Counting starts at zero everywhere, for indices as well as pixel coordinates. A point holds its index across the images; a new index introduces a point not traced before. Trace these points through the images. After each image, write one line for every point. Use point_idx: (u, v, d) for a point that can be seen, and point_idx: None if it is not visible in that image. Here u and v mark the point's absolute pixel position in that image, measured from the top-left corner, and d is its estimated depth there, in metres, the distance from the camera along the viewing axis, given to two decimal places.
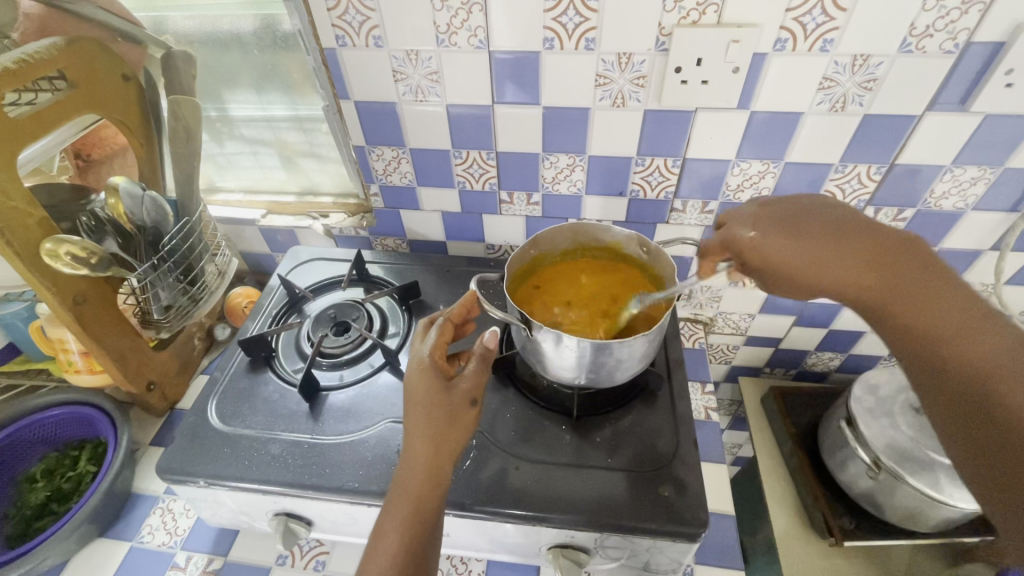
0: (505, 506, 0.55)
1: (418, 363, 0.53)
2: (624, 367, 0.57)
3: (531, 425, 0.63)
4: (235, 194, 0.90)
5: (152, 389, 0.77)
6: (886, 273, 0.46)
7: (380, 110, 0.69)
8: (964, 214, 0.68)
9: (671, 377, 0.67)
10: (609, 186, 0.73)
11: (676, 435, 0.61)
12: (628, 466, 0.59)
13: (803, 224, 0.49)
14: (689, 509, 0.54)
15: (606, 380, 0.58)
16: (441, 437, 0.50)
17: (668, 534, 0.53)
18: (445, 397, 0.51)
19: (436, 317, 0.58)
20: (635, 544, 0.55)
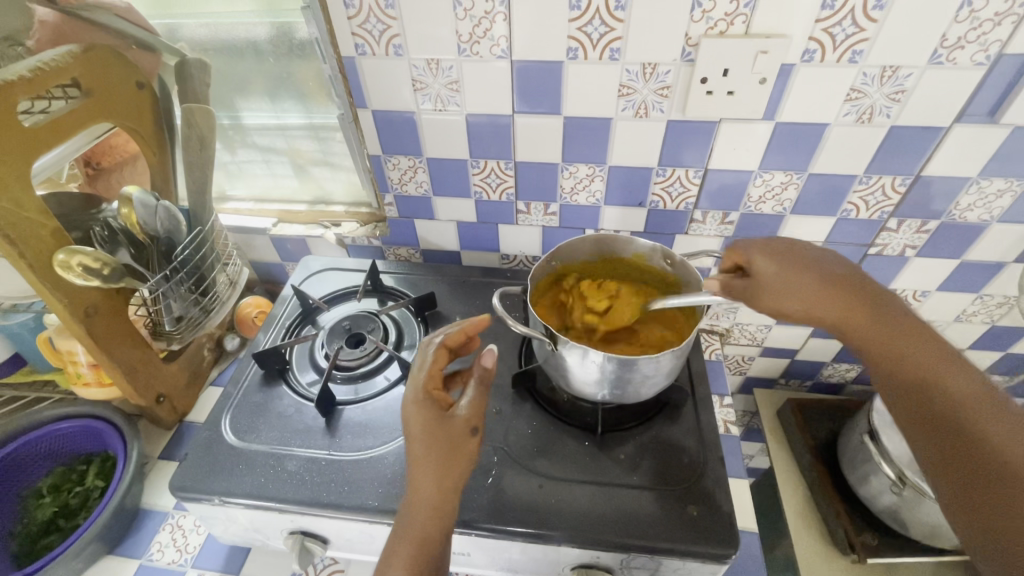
0: (528, 526, 0.54)
1: (413, 400, 0.50)
2: (649, 383, 0.56)
3: (552, 441, 0.61)
4: (246, 202, 0.89)
5: (161, 401, 0.75)
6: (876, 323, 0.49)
7: (398, 119, 0.68)
8: (988, 226, 0.67)
9: (694, 391, 0.66)
10: (628, 196, 0.72)
11: (701, 453, 0.60)
12: (653, 483, 0.57)
13: (804, 266, 0.52)
14: (718, 530, 0.53)
15: (629, 396, 0.57)
16: (444, 472, 0.48)
17: (697, 555, 0.52)
18: (443, 430, 0.49)
19: (427, 341, 0.54)
20: (662, 565, 0.54)
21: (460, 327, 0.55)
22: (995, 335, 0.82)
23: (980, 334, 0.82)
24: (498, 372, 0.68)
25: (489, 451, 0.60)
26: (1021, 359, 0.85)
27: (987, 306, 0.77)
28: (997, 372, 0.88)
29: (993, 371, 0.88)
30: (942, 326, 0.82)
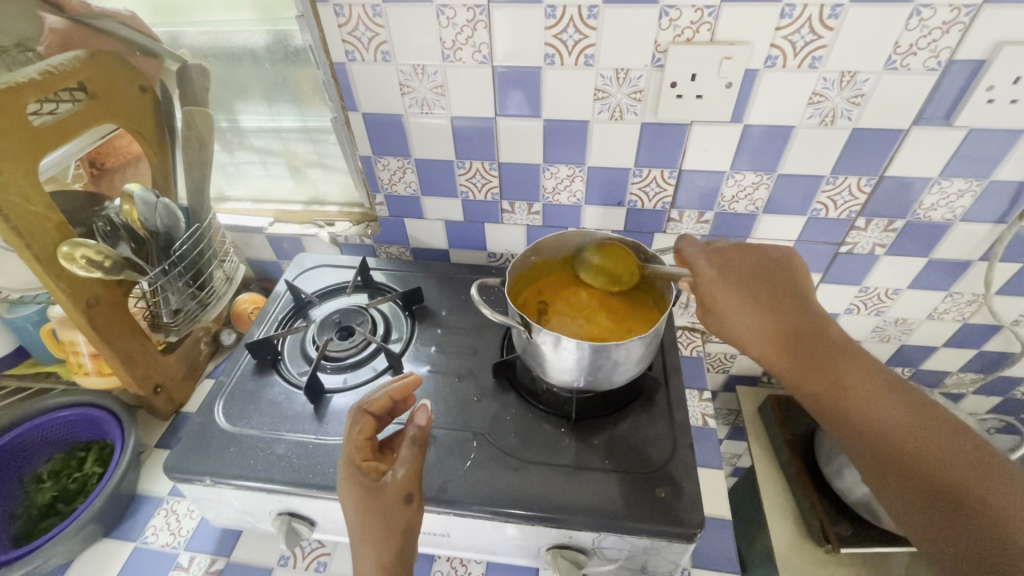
0: (505, 506, 0.56)
1: (343, 477, 0.49)
2: (621, 370, 0.59)
3: (531, 427, 0.64)
4: (244, 202, 0.92)
5: (159, 391, 0.78)
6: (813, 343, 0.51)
7: (387, 121, 0.71)
8: (952, 225, 0.70)
9: (668, 381, 0.69)
10: (608, 196, 0.75)
11: (672, 438, 0.62)
12: (625, 468, 0.60)
13: (739, 277, 0.56)
14: (685, 510, 0.55)
15: (603, 382, 0.60)
16: (379, 546, 0.47)
17: (665, 534, 0.54)
18: (374, 505, 0.48)
19: (354, 408, 0.53)
20: (632, 544, 0.56)
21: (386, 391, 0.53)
22: (967, 333, 0.84)
23: (953, 331, 0.84)
24: (481, 363, 0.71)
25: (470, 436, 0.63)
26: (994, 357, 0.87)
27: (957, 303, 0.80)
28: (972, 370, 0.90)
29: (968, 369, 0.90)
30: (916, 324, 0.84)
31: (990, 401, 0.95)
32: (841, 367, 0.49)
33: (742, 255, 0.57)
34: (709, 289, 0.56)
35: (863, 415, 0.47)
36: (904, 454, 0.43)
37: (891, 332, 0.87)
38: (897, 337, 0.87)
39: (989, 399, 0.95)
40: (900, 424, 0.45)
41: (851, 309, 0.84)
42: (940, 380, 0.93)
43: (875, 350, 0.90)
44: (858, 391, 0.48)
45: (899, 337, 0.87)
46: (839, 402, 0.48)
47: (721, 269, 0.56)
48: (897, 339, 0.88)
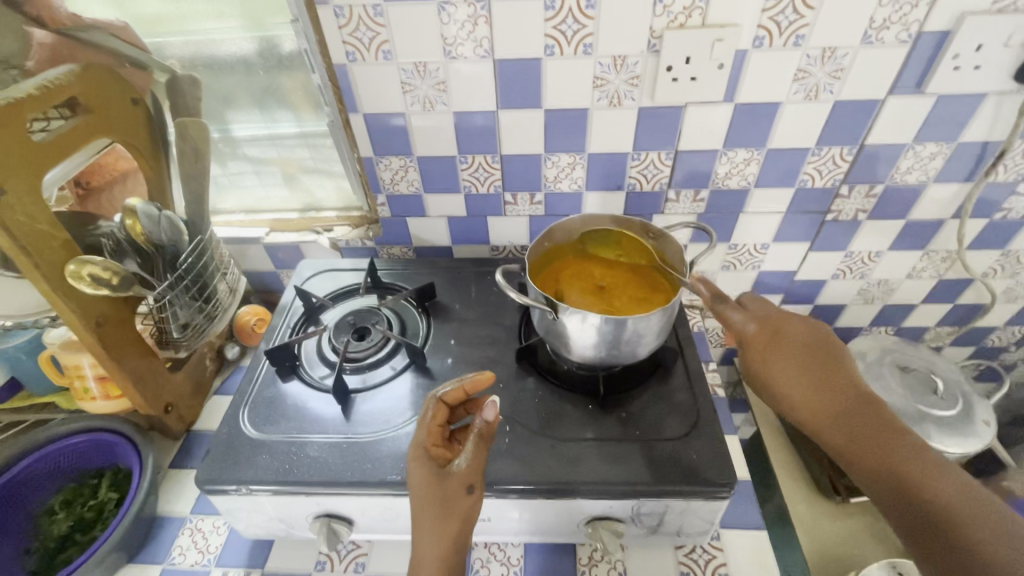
0: (544, 484, 0.58)
1: (413, 456, 0.52)
2: (643, 342, 0.61)
3: (558, 407, 0.66)
4: (237, 213, 0.91)
5: (169, 411, 0.76)
6: (852, 406, 0.55)
7: (388, 121, 0.72)
8: (926, 186, 0.75)
9: (684, 354, 0.71)
10: (607, 181, 0.77)
11: (694, 406, 0.65)
12: (653, 436, 0.62)
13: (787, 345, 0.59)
14: (716, 471, 0.58)
15: (626, 357, 0.62)
16: (442, 530, 0.50)
17: (700, 494, 0.57)
18: (435, 490, 0.51)
19: (429, 397, 0.57)
20: (669, 508, 0.59)
21: (460, 385, 0.56)
22: (943, 288, 0.90)
23: (930, 288, 0.91)
24: (500, 351, 0.73)
25: (501, 422, 0.64)
26: (968, 309, 0.94)
27: (933, 261, 0.86)
28: (949, 323, 0.97)
29: (944, 323, 0.97)
30: (896, 284, 0.90)
31: (966, 351, 1.02)
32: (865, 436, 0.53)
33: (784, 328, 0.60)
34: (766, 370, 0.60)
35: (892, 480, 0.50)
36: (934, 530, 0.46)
37: (875, 294, 0.92)
38: (880, 298, 0.93)
39: (965, 348, 1.02)
40: (928, 480, 0.48)
41: (838, 275, 0.89)
42: (920, 335, 1.00)
43: (860, 312, 0.96)
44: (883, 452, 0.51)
45: (881, 297, 0.93)
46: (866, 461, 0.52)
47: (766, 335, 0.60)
48: (880, 299, 0.93)
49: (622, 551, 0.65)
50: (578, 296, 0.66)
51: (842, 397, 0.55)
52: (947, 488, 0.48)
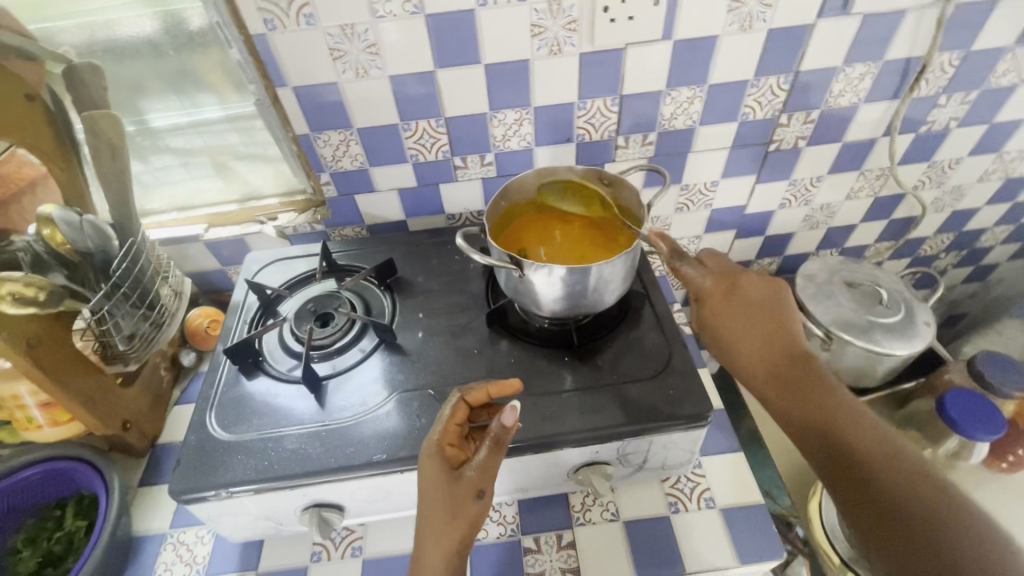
0: (531, 439, 0.58)
1: (425, 452, 0.52)
2: (610, 288, 0.62)
3: (536, 364, 0.66)
4: (169, 212, 0.84)
5: (128, 428, 0.72)
6: (799, 369, 0.55)
7: (320, 93, 0.68)
8: (858, 107, 0.78)
9: (650, 296, 0.72)
10: (556, 134, 0.76)
11: (666, 343, 0.67)
12: (630, 378, 0.63)
13: (748, 303, 0.58)
14: (693, 401, 0.60)
15: (596, 305, 0.63)
16: (448, 533, 0.49)
17: (681, 427, 0.59)
18: (445, 496, 0.50)
19: (453, 393, 0.56)
20: (652, 444, 0.61)
21: (485, 386, 0.55)
22: (880, 206, 0.95)
23: (868, 207, 0.96)
24: (471, 318, 0.72)
25: None
26: (902, 223, 1.00)
27: (869, 180, 0.90)
28: (886, 238, 1.03)
29: (882, 239, 1.03)
30: (837, 207, 0.95)
31: (902, 263, 1.10)
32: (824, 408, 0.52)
33: (746, 286, 0.59)
34: (718, 325, 0.59)
35: (840, 454, 0.50)
36: (885, 513, 0.45)
37: (819, 219, 0.97)
38: (824, 222, 0.97)
39: (901, 260, 1.09)
40: (886, 464, 0.48)
41: (785, 204, 0.93)
42: (862, 253, 1.06)
43: (807, 238, 1.00)
44: (845, 426, 0.50)
45: (825, 221, 0.97)
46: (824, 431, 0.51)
47: (724, 290, 0.60)
48: (824, 223, 0.98)
49: (613, 492, 0.67)
50: (542, 252, 0.67)
51: (795, 366, 0.55)
52: (904, 473, 0.47)
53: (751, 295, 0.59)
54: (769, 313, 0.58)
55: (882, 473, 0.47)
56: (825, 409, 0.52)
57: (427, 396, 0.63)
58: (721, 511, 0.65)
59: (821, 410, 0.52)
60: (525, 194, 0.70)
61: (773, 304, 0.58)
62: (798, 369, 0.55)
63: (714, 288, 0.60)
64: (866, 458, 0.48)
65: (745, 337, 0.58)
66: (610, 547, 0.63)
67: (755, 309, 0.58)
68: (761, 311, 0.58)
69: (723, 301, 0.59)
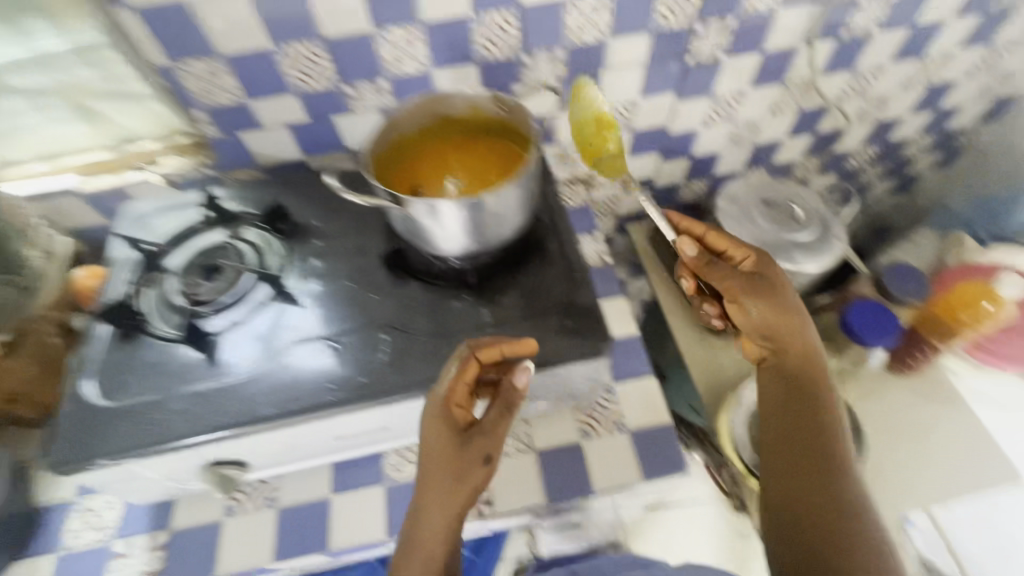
0: (428, 382, 0.57)
1: (432, 407, 0.52)
2: (504, 222, 0.59)
3: (437, 305, 0.63)
4: (32, 164, 0.75)
5: (15, 401, 0.67)
6: (801, 377, 0.59)
7: (169, 13, 0.59)
8: (776, 12, 0.73)
9: (558, 225, 0.69)
10: (454, 54, 0.69)
11: (569, 275, 0.64)
12: (531, 313, 0.62)
13: (783, 303, 0.61)
14: (592, 333, 0.60)
15: (491, 238, 0.60)
16: (450, 495, 0.50)
17: (579, 358, 0.58)
18: (450, 451, 0.50)
19: (461, 348, 0.54)
20: (554, 377, 0.60)
21: (499, 344, 0.54)
22: (804, 120, 0.93)
23: (792, 122, 0.93)
24: (372, 259, 0.68)
25: (378, 330, 0.61)
26: (827, 137, 0.98)
27: (792, 93, 0.87)
28: (812, 154, 1.02)
29: (808, 155, 1.02)
30: (762, 123, 0.92)
31: (829, 179, 1.10)
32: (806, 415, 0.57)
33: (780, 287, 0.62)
34: (747, 307, 0.61)
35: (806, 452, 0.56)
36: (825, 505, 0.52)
37: (744, 137, 0.94)
38: (750, 140, 0.95)
39: (828, 176, 1.09)
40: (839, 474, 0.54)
41: (709, 122, 0.89)
42: (789, 171, 1.05)
43: (734, 158, 0.98)
44: (815, 432, 0.56)
45: (751, 139, 0.95)
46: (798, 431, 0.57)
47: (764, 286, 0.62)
48: (750, 142, 0.95)
49: (527, 424, 0.68)
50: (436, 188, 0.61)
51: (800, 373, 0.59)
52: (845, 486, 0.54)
53: (786, 300, 0.61)
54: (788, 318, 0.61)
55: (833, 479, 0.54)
56: (805, 415, 0.57)
57: (321, 347, 0.59)
58: (629, 434, 0.66)
59: (806, 415, 0.57)
60: (414, 126, 0.63)
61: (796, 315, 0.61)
62: (801, 373, 0.60)
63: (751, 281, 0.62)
64: (828, 463, 0.55)
65: (770, 329, 0.60)
66: (521, 477, 0.64)
67: (786, 311, 0.61)
68: (786, 315, 0.61)
69: (762, 291, 0.61)
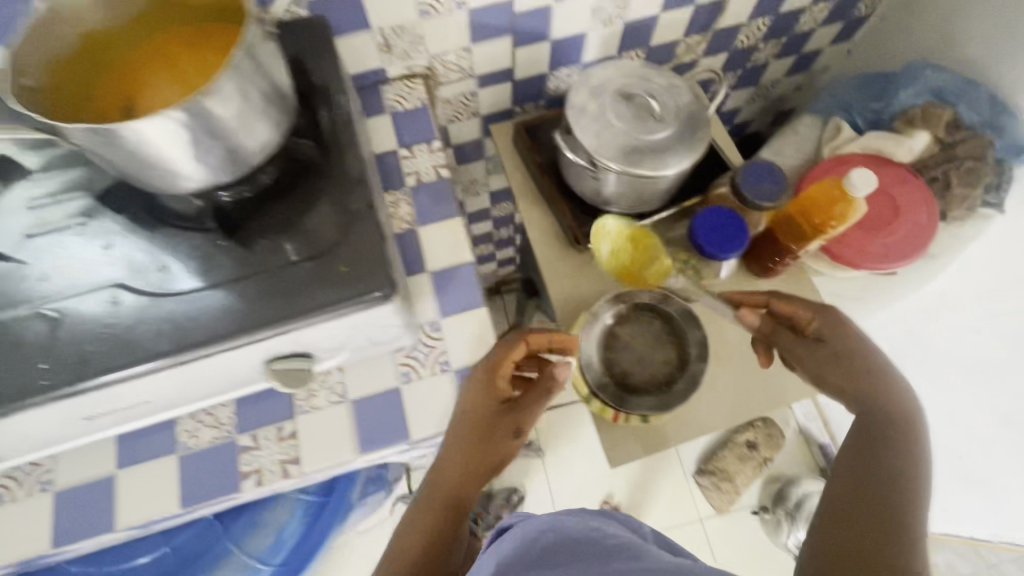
0: (160, 354, 0.45)
1: (482, 368, 0.58)
2: (236, 138, 0.43)
3: (182, 251, 0.49)
4: None
5: None
6: (865, 410, 0.55)
7: None
8: None
9: (337, 134, 0.54)
10: None
11: (348, 204, 0.51)
12: (298, 252, 0.49)
13: (826, 342, 0.60)
14: (369, 280, 0.48)
15: (223, 169, 0.45)
16: (474, 453, 0.58)
17: (357, 305, 0.47)
18: (479, 420, 0.58)
19: (512, 333, 0.62)
20: (338, 327, 0.50)
21: (549, 335, 0.63)
22: None
23: None
24: (104, 194, 0.51)
25: (100, 288, 0.47)
26: (710, 8, 0.84)
27: None
28: (695, 29, 0.88)
29: (691, 31, 0.88)
30: None
31: (719, 60, 0.97)
32: (889, 439, 0.51)
33: (811, 316, 0.62)
34: (790, 347, 0.63)
35: (854, 498, 0.48)
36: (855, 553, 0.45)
37: (611, 10, 0.78)
38: (618, 15, 0.79)
39: (717, 57, 0.97)
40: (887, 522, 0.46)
41: None
42: (672, 51, 0.91)
43: (603, 37, 0.83)
44: (879, 466, 0.49)
45: (619, 14, 0.79)
46: (867, 455, 0.51)
47: (820, 315, 0.61)
48: (618, 17, 0.79)
49: (342, 372, 0.60)
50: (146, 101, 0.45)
51: (872, 394, 0.55)
52: (901, 540, 0.44)
53: (841, 330, 0.60)
54: (836, 355, 0.59)
55: (878, 527, 0.46)
56: (868, 450, 0.51)
57: (25, 317, 0.46)
58: (453, 374, 0.61)
59: (887, 437, 0.52)
60: (93, 12, 0.44)
61: (847, 350, 0.59)
62: (868, 402, 0.55)
63: (818, 308, 0.62)
64: (872, 508, 0.47)
65: (813, 363, 0.60)
66: (333, 431, 0.58)
67: (830, 355, 0.59)
68: (834, 354, 0.59)
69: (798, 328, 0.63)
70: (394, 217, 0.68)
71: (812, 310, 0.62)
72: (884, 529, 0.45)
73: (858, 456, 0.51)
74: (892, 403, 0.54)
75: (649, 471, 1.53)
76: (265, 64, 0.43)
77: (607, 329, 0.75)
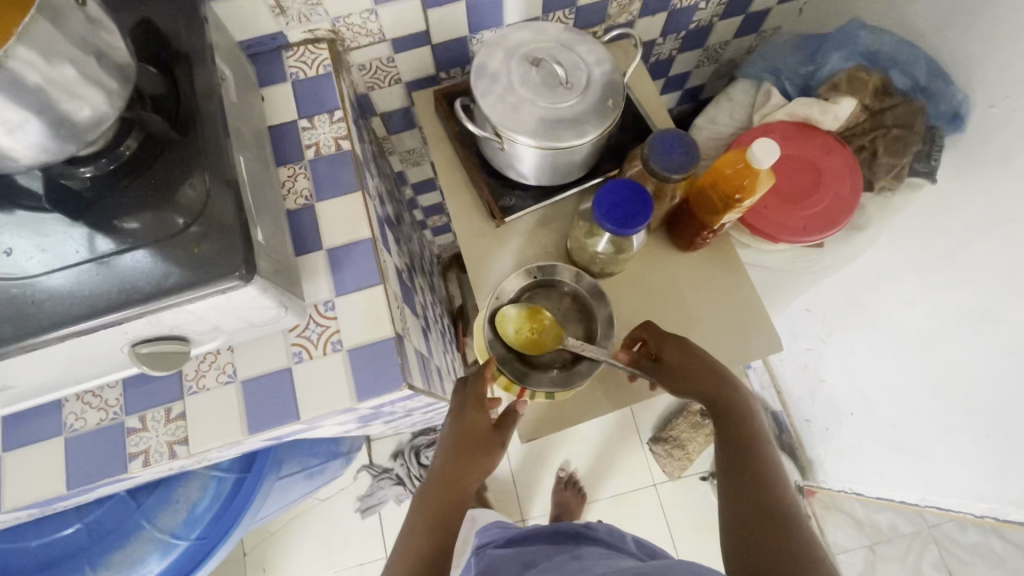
0: (8, 339, 0.44)
1: (456, 406, 0.66)
2: (53, 110, 0.40)
3: (28, 231, 0.47)
4: None
5: None
6: (722, 409, 0.63)
7: None
8: None
9: (201, 108, 0.51)
10: None
11: (208, 182, 0.49)
12: (154, 233, 0.47)
13: (681, 356, 0.65)
14: (225, 261, 0.46)
15: (51, 145, 0.42)
16: (450, 483, 0.63)
17: (215, 290, 0.46)
18: (471, 433, 0.65)
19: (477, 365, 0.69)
20: (201, 310, 0.49)
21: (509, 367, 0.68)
22: None
23: None
24: None
25: None
26: None
27: None
28: None
29: None
30: None
31: (658, 21, 0.92)
32: (741, 431, 0.61)
33: (664, 340, 0.67)
34: (657, 369, 0.66)
35: (741, 489, 0.56)
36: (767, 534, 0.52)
37: None
38: None
39: (656, 19, 0.91)
40: (771, 495, 0.55)
41: None
42: (604, 12, 0.86)
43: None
44: (744, 456, 0.58)
45: None
46: (733, 453, 0.59)
47: (670, 336, 0.66)
48: None
49: (231, 352, 0.60)
50: None
51: (724, 395, 0.63)
52: (779, 503, 0.54)
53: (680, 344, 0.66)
54: (688, 367, 0.64)
55: (765, 502, 0.54)
56: (734, 446, 0.60)
57: None
58: (345, 353, 0.60)
59: (740, 430, 0.61)
60: None
61: (694, 356, 0.65)
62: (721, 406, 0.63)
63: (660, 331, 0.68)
64: (757, 491, 0.55)
65: (678, 386, 0.65)
66: (221, 411, 0.58)
67: (684, 368, 0.64)
68: (687, 367, 0.64)
69: (662, 349, 0.66)
70: (292, 193, 0.66)
71: (657, 334, 0.67)
72: (769, 501, 0.54)
73: (730, 457, 0.59)
74: (730, 398, 0.63)
75: (607, 439, 1.56)
76: (83, 34, 0.40)
77: (516, 302, 0.75)
